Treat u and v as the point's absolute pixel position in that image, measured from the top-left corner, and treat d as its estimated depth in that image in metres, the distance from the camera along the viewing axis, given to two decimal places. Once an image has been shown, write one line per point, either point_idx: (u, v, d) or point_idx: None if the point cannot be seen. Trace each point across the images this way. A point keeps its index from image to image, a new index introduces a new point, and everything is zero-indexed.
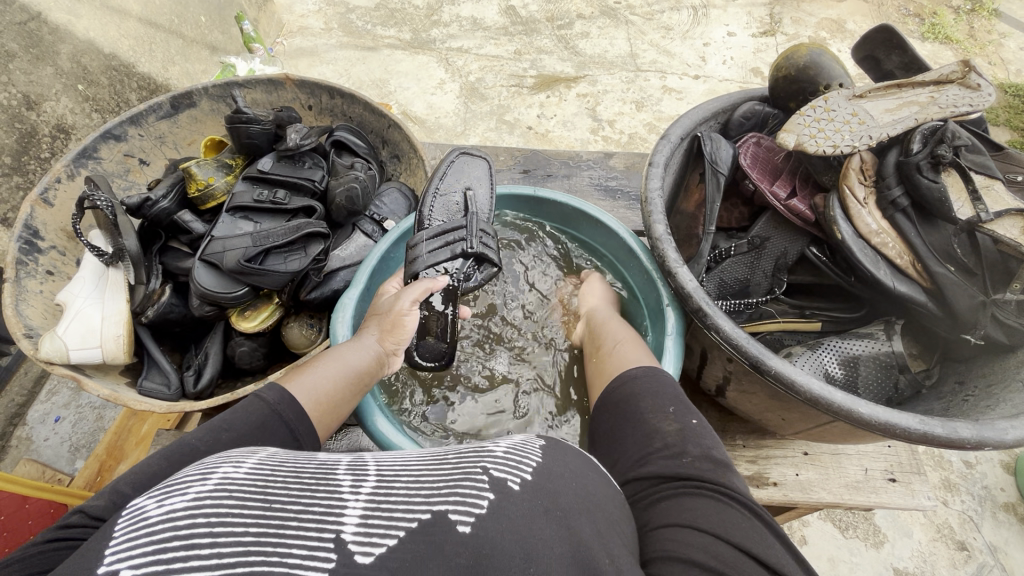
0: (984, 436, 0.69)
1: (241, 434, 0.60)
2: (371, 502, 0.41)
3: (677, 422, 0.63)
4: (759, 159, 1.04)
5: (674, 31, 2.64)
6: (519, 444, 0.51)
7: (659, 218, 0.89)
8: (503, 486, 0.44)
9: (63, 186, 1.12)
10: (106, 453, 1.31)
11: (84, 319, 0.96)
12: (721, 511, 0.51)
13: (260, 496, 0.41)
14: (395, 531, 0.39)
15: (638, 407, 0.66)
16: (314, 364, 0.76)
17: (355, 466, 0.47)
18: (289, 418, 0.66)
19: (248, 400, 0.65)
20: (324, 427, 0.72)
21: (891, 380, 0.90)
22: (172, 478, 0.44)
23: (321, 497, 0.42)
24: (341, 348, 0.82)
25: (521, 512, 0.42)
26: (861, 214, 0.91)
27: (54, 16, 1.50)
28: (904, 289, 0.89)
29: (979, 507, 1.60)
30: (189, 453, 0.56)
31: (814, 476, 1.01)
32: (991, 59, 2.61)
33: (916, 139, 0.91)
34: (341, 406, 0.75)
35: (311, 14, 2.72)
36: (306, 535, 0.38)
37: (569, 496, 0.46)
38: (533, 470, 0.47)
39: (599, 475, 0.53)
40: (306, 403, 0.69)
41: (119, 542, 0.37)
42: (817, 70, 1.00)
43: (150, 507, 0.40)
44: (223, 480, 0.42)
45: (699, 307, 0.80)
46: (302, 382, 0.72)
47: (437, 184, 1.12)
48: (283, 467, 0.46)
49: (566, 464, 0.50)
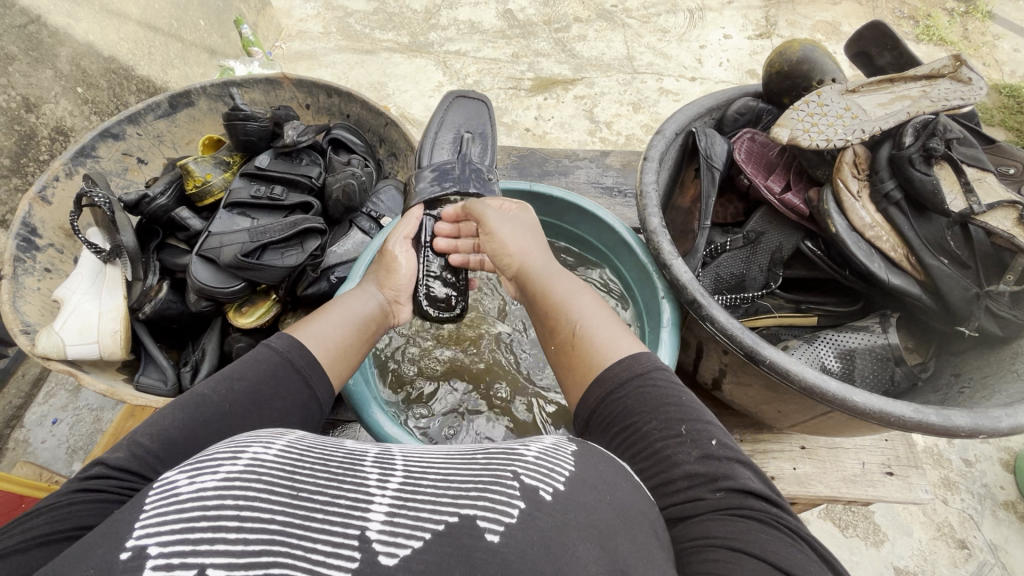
0: (978, 424, 0.69)
1: (253, 383, 0.63)
2: (398, 498, 0.42)
3: (688, 439, 0.57)
4: (754, 153, 1.05)
5: (671, 33, 2.66)
6: (551, 447, 0.50)
7: (653, 212, 0.90)
8: (534, 495, 0.43)
9: (62, 184, 1.13)
10: (104, 454, 1.30)
11: (82, 314, 0.96)
12: (755, 528, 0.49)
13: (288, 483, 0.42)
14: (421, 532, 0.39)
15: (642, 426, 0.59)
16: (320, 314, 0.79)
17: (383, 458, 0.47)
18: (298, 364, 0.68)
19: (258, 352, 0.67)
20: (340, 377, 0.73)
21: (887, 373, 0.90)
22: (203, 454, 0.45)
23: (349, 489, 0.42)
24: (346, 300, 0.83)
25: (554, 525, 0.42)
26: (854, 207, 0.92)
27: (53, 18, 1.51)
28: (899, 282, 0.89)
29: (978, 505, 1.59)
30: (202, 400, 0.60)
31: (811, 470, 1.02)
32: (985, 61, 2.63)
33: (907, 133, 0.91)
34: (351, 353, 0.77)
35: (310, 18, 2.73)
36: (331, 530, 0.39)
37: (602, 510, 0.45)
38: (566, 479, 0.46)
39: (631, 482, 0.51)
40: (315, 349, 0.71)
41: (149, 516, 0.38)
42: (810, 66, 1.01)
43: (181, 483, 0.41)
44: (254, 461, 0.43)
45: (694, 298, 0.81)
46: (313, 331, 0.73)
47: (436, 130, 1.20)
48: (312, 452, 0.47)
49: (601, 475, 0.49)
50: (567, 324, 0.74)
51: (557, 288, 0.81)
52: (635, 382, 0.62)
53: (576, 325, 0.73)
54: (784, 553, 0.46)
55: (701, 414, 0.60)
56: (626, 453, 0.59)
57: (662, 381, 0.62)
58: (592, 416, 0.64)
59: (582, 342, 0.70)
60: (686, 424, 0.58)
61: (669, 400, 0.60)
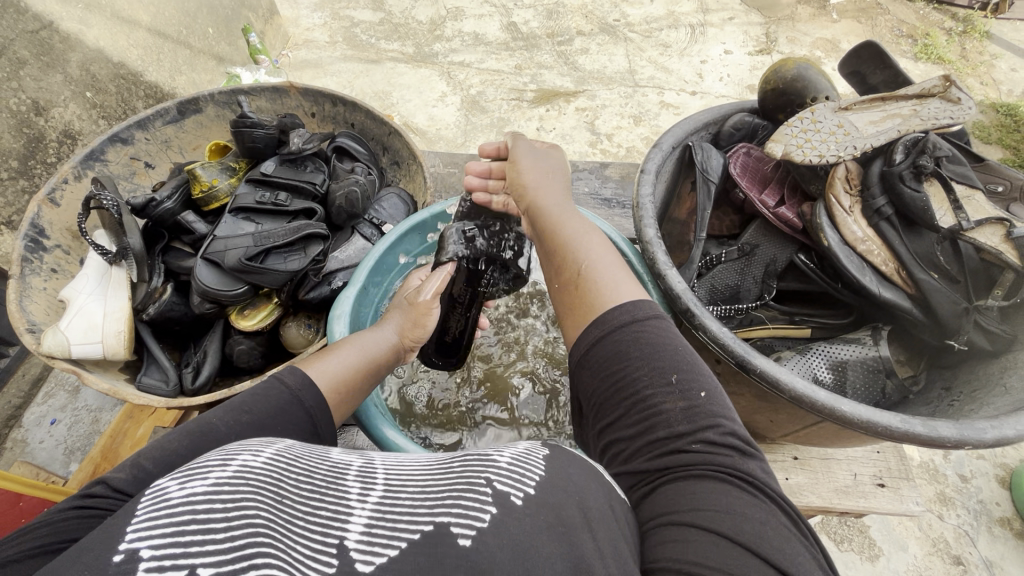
0: (964, 435, 0.70)
1: (260, 416, 0.64)
2: (377, 511, 0.44)
3: (677, 390, 0.57)
4: (749, 168, 1.07)
5: (672, 48, 2.70)
6: (522, 453, 0.51)
7: (650, 223, 0.92)
8: (506, 500, 0.45)
9: (70, 187, 1.15)
10: (101, 455, 1.31)
11: (87, 314, 0.98)
12: (726, 490, 0.51)
13: (273, 490, 0.43)
14: (397, 541, 0.41)
15: (633, 373, 0.59)
16: (336, 350, 0.81)
17: (365, 471, 0.49)
18: (307, 402, 0.70)
19: (267, 384, 0.69)
20: (340, 414, 0.76)
21: (878, 385, 0.91)
22: (193, 462, 0.46)
23: (331, 501, 0.44)
24: (362, 335, 0.86)
25: (525, 528, 0.43)
26: (846, 221, 0.94)
27: (65, 24, 1.54)
28: (889, 296, 0.91)
29: (974, 521, 1.60)
30: (209, 429, 0.61)
31: (803, 480, 1.03)
32: (982, 79, 2.67)
33: (898, 150, 0.94)
34: (355, 392, 0.79)
35: (317, 27, 2.78)
36: (311, 537, 0.41)
37: (573, 509, 0.46)
38: (538, 482, 0.48)
39: (606, 487, 0.52)
40: (323, 388, 0.73)
41: (141, 520, 0.39)
42: (804, 83, 1.03)
43: (173, 489, 0.41)
44: (242, 468, 0.44)
45: (687, 308, 0.82)
46: (321, 368, 0.76)
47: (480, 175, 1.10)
48: (299, 462, 0.48)
49: (573, 475, 0.50)
50: (574, 264, 0.70)
51: (568, 231, 0.75)
52: (627, 330, 0.61)
53: (583, 266, 0.69)
54: (756, 524, 0.47)
55: (693, 364, 0.60)
56: (614, 398, 0.60)
57: (663, 324, 0.62)
58: (587, 357, 0.63)
59: (587, 281, 0.67)
60: (676, 373, 0.58)
61: (664, 346, 0.60)
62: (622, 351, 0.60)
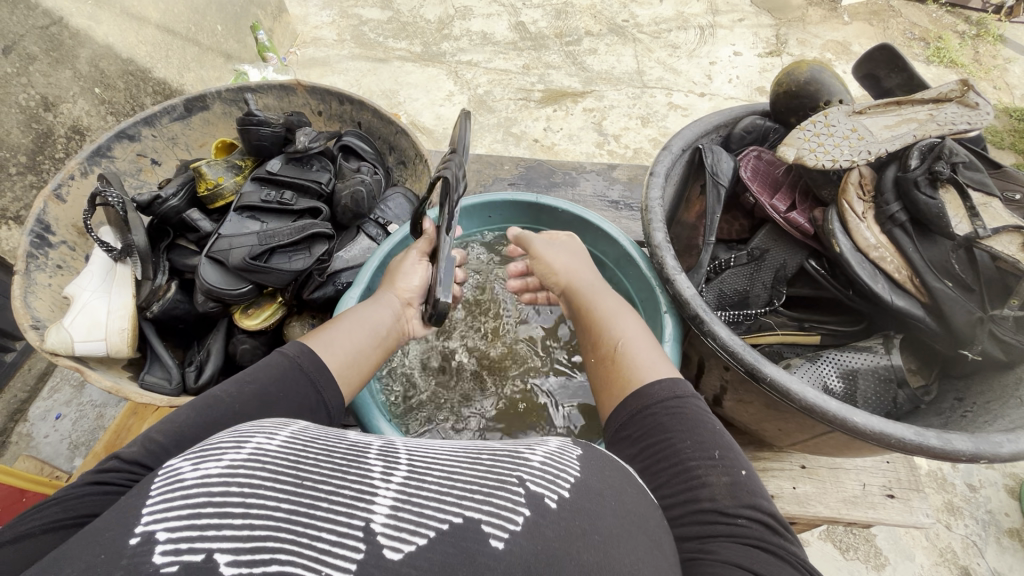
0: (980, 449, 0.69)
1: (263, 385, 0.64)
2: (403, 492, 0.42)
3: (721, 466, 0.56)
4: (760, 172, 1.06)
5: (681, 49, 2.68)
6: (555, 451, 0.50)
7: (659, 227, 0.90)
8: (539, 502, 0.44)
9: (76, 183, 1.15)
10: (105, 451, 1.30)
11: (91, 311, 0.98)
12: (776, 564, 0.48)
13: (293, 472, 0.42)
14: (424, 530, 0.40)
15: (679, 449, 0.57)
16: (334, 324, 0.79)
17: (386, 451, 0.47)
18: (308, 369, 0.69)
19: (270, 356, 0.69)
20: (350, 386, 0.74)
21: (890, 395, 0.89)
22: (208, 441, 0.45)
23: (353, 480, 0.42)
24: (361, 308, 0.83)
25: (558, 533, 0.42)
26: (859, 228, 0.92)
27: (74, 21, 1.54)
28: (902, 304, 0.89)
29: (983, 531, 1.57)
30: (215, 400, 0.61)
31: (811, 490, 1.01)
32: (996, 84, 2.63)
33: (914, 156, 0.92)
34: (363, 361, 0.77)
35: (325, 25, 2.78)
36: (335, 519, 0.39)
37: (605, 517, 0.45)
38: (571, 486, 0.46)
39: (635, 487, 0.51)
40: (327, 358, 0.72)
41: (156, 502, 0.39)
42: (818, 86, 1.02)
43: (186, 469, 0.41)
44: (258, 450, 0.43)
45: (696, 314, 0.81)
46: (324, 339, 0.75)
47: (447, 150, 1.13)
48: (316, 443, 0.47)
49: (604, 477, 0.49)
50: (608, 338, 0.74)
51: (599, 305, 0.81)
52: (671, 405, 0.61)
53: (618, 340, 0.73)
54: None
55: (734, 444, 0.60)
56: (652, 469, 0.58)
57: (702, 408, 0.62)
58: (624, 429, 0.63)
59: (624, 357, 0.70)
60: (719, 450, 0.58)
61: (708, 425, 0.60)
62: (660, 428, 0.60)
